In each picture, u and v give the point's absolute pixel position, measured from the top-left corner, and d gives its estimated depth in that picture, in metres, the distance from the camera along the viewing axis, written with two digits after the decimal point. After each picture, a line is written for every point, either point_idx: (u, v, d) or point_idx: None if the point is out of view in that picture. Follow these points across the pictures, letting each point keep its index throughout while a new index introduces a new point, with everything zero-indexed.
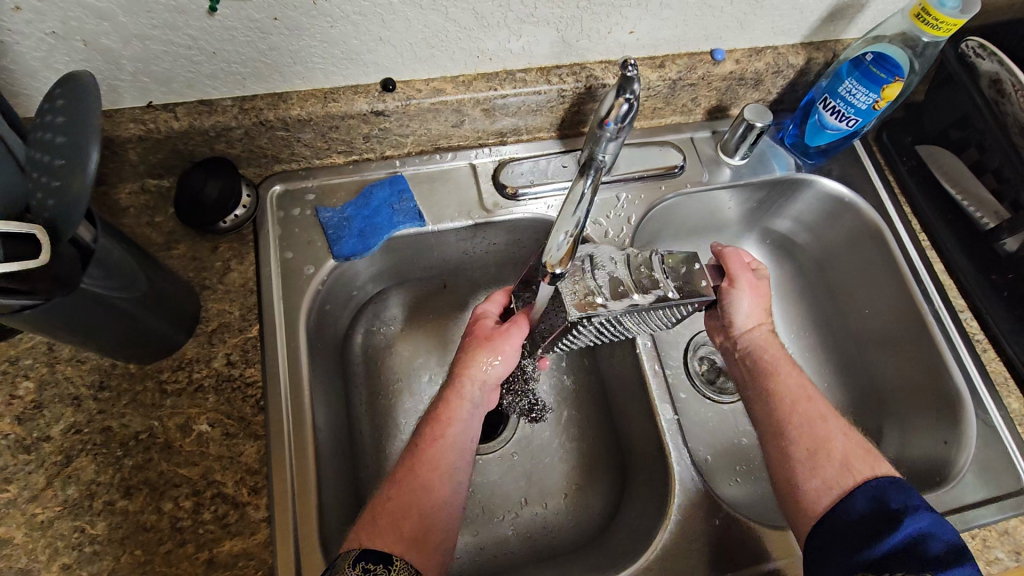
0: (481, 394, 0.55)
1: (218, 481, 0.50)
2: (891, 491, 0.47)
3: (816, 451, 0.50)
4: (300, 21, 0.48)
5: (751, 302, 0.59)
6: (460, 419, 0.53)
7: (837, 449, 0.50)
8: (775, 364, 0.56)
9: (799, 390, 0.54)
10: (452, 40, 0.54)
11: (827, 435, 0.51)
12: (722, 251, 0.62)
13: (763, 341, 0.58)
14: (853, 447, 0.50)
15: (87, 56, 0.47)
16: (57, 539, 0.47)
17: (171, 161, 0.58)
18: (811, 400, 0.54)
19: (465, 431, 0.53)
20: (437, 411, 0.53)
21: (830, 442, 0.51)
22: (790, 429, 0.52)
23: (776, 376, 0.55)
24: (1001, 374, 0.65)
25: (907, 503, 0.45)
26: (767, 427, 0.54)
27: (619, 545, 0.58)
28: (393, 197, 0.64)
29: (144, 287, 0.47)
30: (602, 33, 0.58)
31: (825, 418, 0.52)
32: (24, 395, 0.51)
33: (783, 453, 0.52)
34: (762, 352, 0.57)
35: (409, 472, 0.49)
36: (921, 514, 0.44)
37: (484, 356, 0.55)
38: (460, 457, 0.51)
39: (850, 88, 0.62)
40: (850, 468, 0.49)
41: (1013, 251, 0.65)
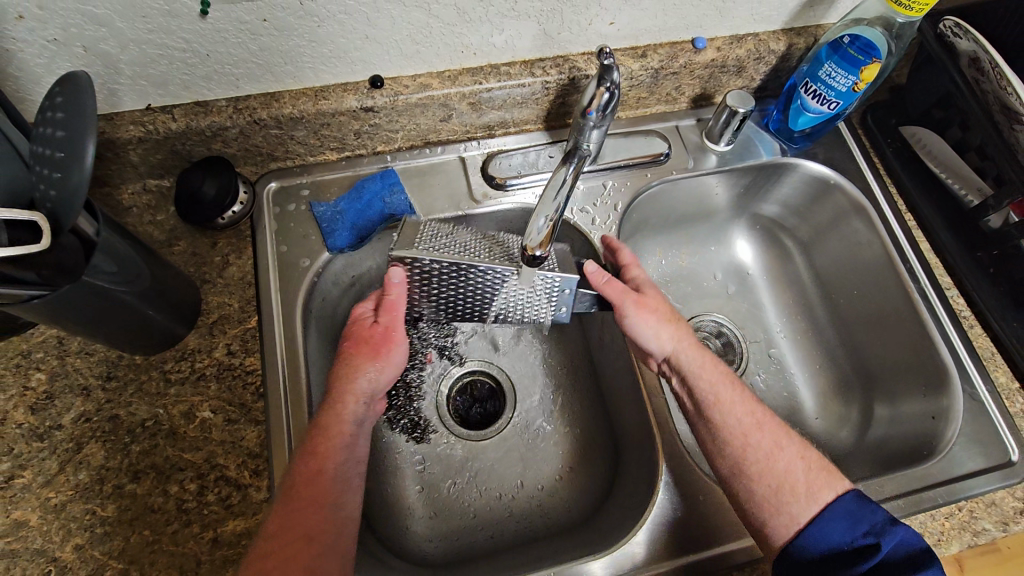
0: (368, 407, 0.55)
1: (221, 465, 0.52)
2: (859, 511, 0.49)
3: (780, 486, 0.51)
4: (289, 22, 0.50)
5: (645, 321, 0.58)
6: (339, 450, 0.51)
7: (799, 481, 0.51)
8: (715, 392, 0.56)
9: (748, 421, 0.54)
10: (436, 36, 0.56)
11: (786, 466, 0.52)
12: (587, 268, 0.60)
13: (677, 360, 0.58)
14: (813, 471, 0.51)
15: (87, 61, 0.49)
16: (70, 521, 0.49)
17: (170, 161, 0.60)
18: (762, 429, 0.54)
19: (348, 458, 0.52)
20: (315, 443, 0.51)
21: (792, 475, 0.51)
22: (750, 466, 0.52)
23: (719, 405, 0.55)
24: (987, 349, 0.66)
25: (876, 523, 0.48)
26: (728, 461, 0.53)
27: (611, 523, 0.60)
28: (384, 190, 0.65)
29: (147, 282, 0.50)
30: (582, 25, 0.59)
31: (779, 446, 0.53)
32: (36, 386, 0.53)
33: (748, 491, 0.52)
34: (696, 377, 0.57)
35: (294, 508, 0.47)
36: (892, 533, 0.47)
37: (369, 363, 0.56)
38: (347, 484, 0.51)
39: (830, 71, 0.63)
40: (812, 496, 0.50)
41: (996, 227, 0.66)
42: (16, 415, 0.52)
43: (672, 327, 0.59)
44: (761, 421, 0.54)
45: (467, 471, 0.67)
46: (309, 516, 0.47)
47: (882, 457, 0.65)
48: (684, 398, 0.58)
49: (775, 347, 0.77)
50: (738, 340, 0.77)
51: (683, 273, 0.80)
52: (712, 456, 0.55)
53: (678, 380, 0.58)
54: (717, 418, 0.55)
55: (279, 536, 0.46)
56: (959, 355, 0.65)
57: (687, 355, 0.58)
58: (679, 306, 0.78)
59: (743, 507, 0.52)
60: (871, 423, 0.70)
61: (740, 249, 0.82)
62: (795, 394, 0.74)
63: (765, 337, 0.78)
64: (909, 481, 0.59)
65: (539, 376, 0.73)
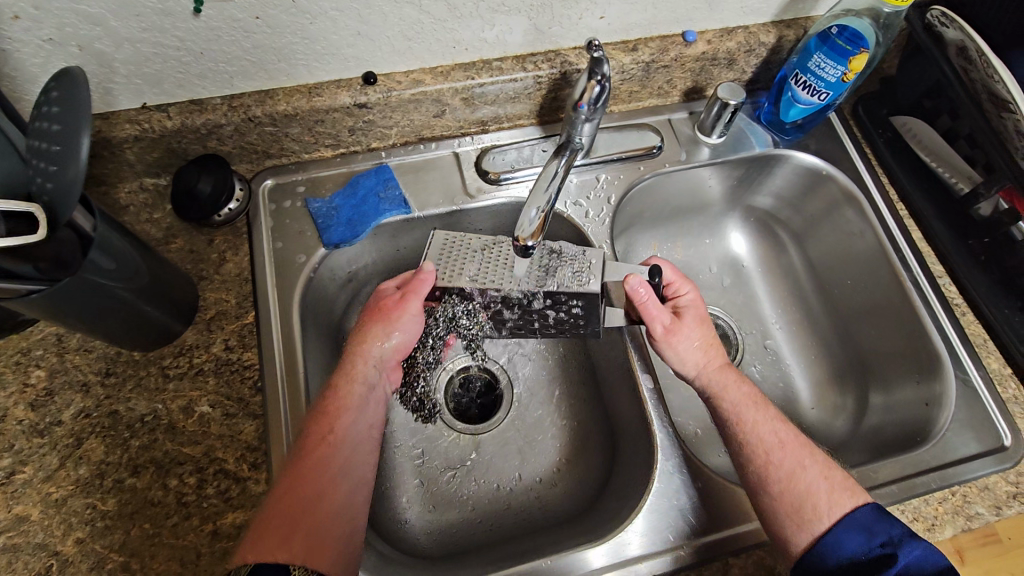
0: (377, 373, 0.57)
1: (220, 458, 0.53)
2: (875, 524, 0.49)
3: (800, 505, 0.50)
4: (281, 19, 0.51)
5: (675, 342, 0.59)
6: (351, 409, 0.54)
7: (818, 498, 0.50)
8: (738, 416, 0.56)
9: (770, 440, 0.53)
10: (428, 31, 0.57)
11: (806, 486, 0.51)
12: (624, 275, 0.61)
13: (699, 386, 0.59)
14: (834, 490, 0.50)
15: (82, 61, 0.50)
16: (71, 516, 0.50)
17: (166, 160, 0.61)
18: (784, 449, 0.53)
19: (354, 422, 0.53)
20: (326, 408, 0.53)
21: (813, 494, 0.50)
22: (772, 486, 0.52)
23: (742, 423, 0.55)
24: (980, 336, 0.66)
25: (892, 536, 0.47)
26: (750, 480, 0.53)
27: (607, 512, 0.60)
28: (379, 186, 0.66)
29: (145, 279, 0.50)
30: (573, 19, 0.60)
31: (802, 466, 0.52)
32: (36, 383, 0.54)
33: (768, 509, 0.51)
34: (720, 396, 0.57)
35: (300, 476, 0.49)
36: (909, 546, 0.47)
37: (381, 330, 0.57)
38: (355, 452, 0.52)
39: (819, 62, 0.63)
40: (831, 512, 0.49)
41: (987, 215, 0.66)
42: (16, 412, 0.53)
43: (700, 353, 0.59)
44: (785, 441, 0.53)
45: (466, 463, 0.68)
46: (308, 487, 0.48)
47: (877, 444, 0.66)
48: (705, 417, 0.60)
49: (771, 338, 0.78)
50: (733, 331, 0.78)
51: (678, 266, 0.81)
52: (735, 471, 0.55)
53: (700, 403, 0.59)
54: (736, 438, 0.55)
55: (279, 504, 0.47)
56: (954, 347, 0.65)
57: (709, 382, 0.58)
58: None
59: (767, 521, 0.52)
60: (866, 411, 0.70)
61: (734, 242, 0.82)
62: (789, 383, 0.75)
63: (760, 327, 0.78)
64: (902, 466, 0.59)
65: (536, 369, 0.74)
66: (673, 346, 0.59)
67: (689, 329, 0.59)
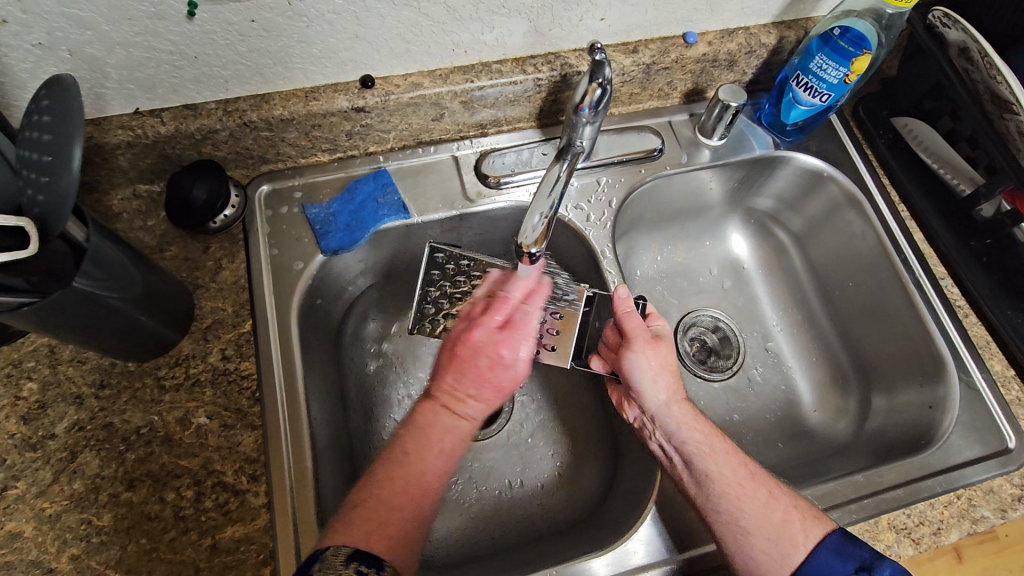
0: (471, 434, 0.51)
1: (218, 471, 0.52)
2: (846, 547, 0.49)
3: (779, 538, 0.49)
4: (277, 22, 0.50)
5: (653, 365, 0.57)
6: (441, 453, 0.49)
7: (792, 529, 0.50)
8: (710, 445, 0.54)
9: (743, 472, 0.52)
10: (426, 34, 0.56)
11: (783, 517, 0.50)
12: (618, 293, 0.61)
13: (668, 411, 0.56)
14: (806, 517, 0.51)
15: (73, 65, 0.49)
16: (65, 532, 0.48)
17: (160, 166, 0.60)
18: (755, 479, 0.52)
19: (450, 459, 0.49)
20: (426, 433, 0.49)
21: (790, 524, 0.50)
22: (746, 519, 0.50)
23: (715, 458, 0.53)
24: (983, 338, 0.66)
25: (864, 559, 0.47)
26: (722, 513, 0.51)
27: (611, 520, 0.60)
28: (377, 191, 0.65)
29: (139, 289, 0.49)
30: (573, 21, 0.59)
31: (775, 496, 0.51)
32: (28, 396, 0.53)
33: (744, 546, 0.50)
34: (692, 431, 0.55)
35: (392, 478, 0.47)
36: (881, 567, 0.46)
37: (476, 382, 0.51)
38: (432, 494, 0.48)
39: (821, 64, 0.63)
40: (805, 541, 0.49)
41: (988, 216, 0.67)
42: (8, 426, 0.52)
43: (672, 378, 0.57)
44: (757, 473, 0.53)
45: (468, 470, 0.67)
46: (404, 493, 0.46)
47: (880, 448, 0.65)
48: (669, 452, 0.56)
49: (773, 341, 0.77)
50: (735, 333, 0.78)
51: (679, 268, 0.80)
52: (705, 507, 0.52)
53: (663, 434, 0.56)
54: (705, 467, 0.53)
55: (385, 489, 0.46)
56: (959, 354, 0.64)
57: (682, 409, 0.56)
58: (676, 301, 0.79)
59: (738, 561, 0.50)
60: (869, 414, 0.70)
61: (735, 244, 0.82)
62: (791, 386, 0.75)
63: (762, 329, 0.78)
64: (907, 470, 0.59)
65: (537, 374, 0.73)
66: (649, 361, 0.57)
67: (670, 351, 0.59)
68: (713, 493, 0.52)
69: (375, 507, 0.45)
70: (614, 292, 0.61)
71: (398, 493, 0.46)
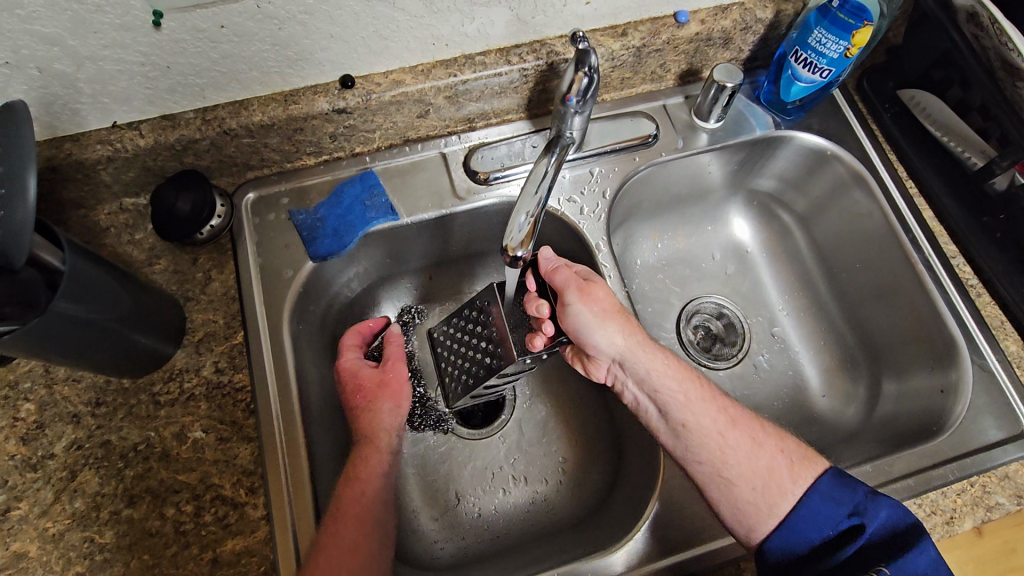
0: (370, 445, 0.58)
1: (216, 484, 0.52)
2: (840, 494, 0.50)
3: (767, 488, 0.52)
4: (247, 26, 0.48)
5: (597, 314, 0.56)
6: (378, 474, 0.54)
7: (781, 474, 0.52)
8: (684, 393, 0.55)
9: (722, 421, 0.54)
10: (404, 29, 0.54)
11: (769, 464, 0.52)
12: (542, 258, 0.59)
13: (631, 359, 0.56)
14: (794, 464, 0.53)
15: (44, 82, 0.48)
16: (69, 550, 0.49)
17: (143, 179, 0.59)
18: (737, 426, 0.54)
19: (384, 486, 0.54)
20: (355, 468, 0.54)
21: (776, 472, 0.52)
22: (729, 470, 0.52)
23: (692, 407, 0.55)
24: (996, 317, 0.63)
25: (858, 503, 0.49)
26: (705, 465, 0.53)
27: (615, 518, 0.59)
28: (364, 193, 0.64)
29: (127, 306, 0.49)
30: (557, 6, 0.57)
31: (759, 444, 0.54)
32: (26, 417, 0.53)
33: (732, 499, 0.51)
34: (663, 378, 0.56)
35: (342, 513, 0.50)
36: (875, 509, 0.49)
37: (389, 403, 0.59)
38: (384, 510, 0.53)
39: (820, 38, 0.60)
40: (795, 488, 0.51)
41: (1002, 189, 0.63)
42: (8, 447, 0.52)
43: (619, 319, 0.56)
44: (736, 420, 0.55)
45: (470, 470, 0.67)
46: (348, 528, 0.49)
47: (890, 434, 0.64)
48: (643, 401, 0.57)
49: (778, 325, 0.75)
50: (740, 320, 0.76)
51: (680, 255, 0.78)
52: (685, 461, 0.54)
53: (635, 383, 0.57)
54: (682, 418, 0.54)
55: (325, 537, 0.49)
56: (955, 306, 0.64)
57: (643, 353, 0.56)
58: (676, 289, 0.77)
59: (728, 515, 0.51)
60: (878, 399, 0.68)
61: (738, 228, 0.79)
62: (799, 371, 0.73)
63: (767, 314, 0.76)
64: (919, 458, 0.57)
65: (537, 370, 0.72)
66: (587, 312, 0.56)
67: (605, 291, 0.57)
68: (693, 443, 0.54)
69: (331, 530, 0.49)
70: (538, 255, 0.59)
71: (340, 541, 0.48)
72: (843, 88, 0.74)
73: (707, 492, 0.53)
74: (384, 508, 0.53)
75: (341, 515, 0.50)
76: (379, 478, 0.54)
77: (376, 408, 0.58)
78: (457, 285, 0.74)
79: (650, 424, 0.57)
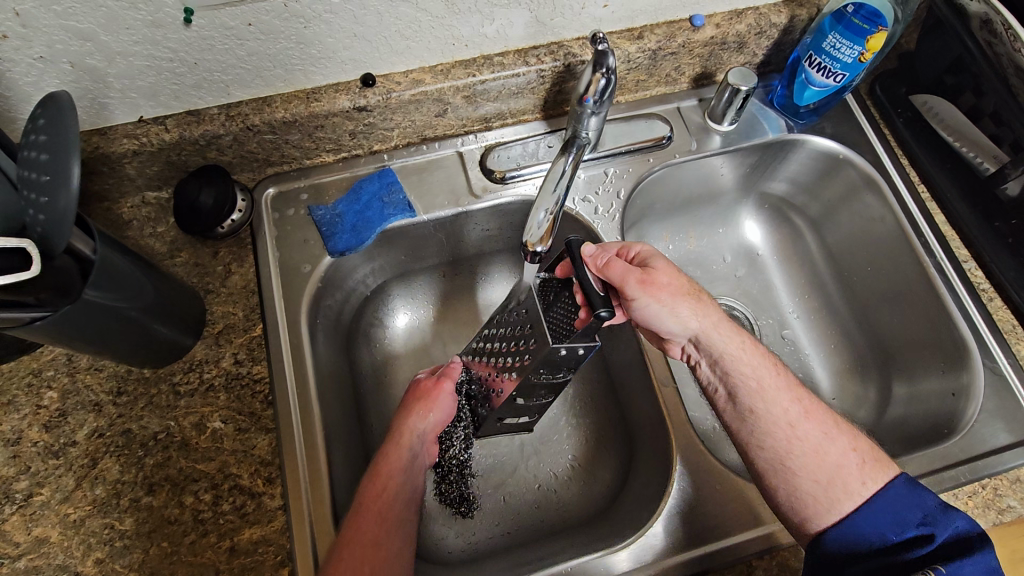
0: (420, 445, 0.58)
1: (234, 474, 0.53)
2: (910, 499, 0.50)
3: (832, 484, 0.52)
4: (274, 25, 0.49)
5: (667, 303, 0.55)
6: (401, 470, 0.55)
7: (850, 472, 0.52)
8: (758, 379, 0.56)
9: (794, 412, 0.54)
10: (425, 29, 0.55)
11: (838, 461, 0.52)
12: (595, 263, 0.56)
13: (707, 341, 0.56)
14: (865, 463, 0.52)
15: (75, 77, 0.49)
16: (89, 536, 0.50)
17: (167, 173, 0.60)
18: (811, 419, 0.54)
19: (407, 482, 0.55)
20: (379, 465, 0.55)
21: (844, 470, 0.52)
22: (795, 462, 0.53)
23: (766, 398, 0.55)
24: (1008, 322, 0.64)
25: (928, 513, 0.49)
26: (767, 452, 0.54)
27: (626, 516, 0.59)
28: (382, 190, 0.65)
29: (151, 297, 0.50)
30: (575, 9, 0.58)
31: (831, 439, 0.54)
32: (49, 404, 0.54)
33: (791, 487, 0.52)
34: (738, 362, 0.56)
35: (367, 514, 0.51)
36: (947, 521, 0.48)
37: (418, 412, 0.58)
38: (405, 508, 0.53)
39: (834, 42, 0.61)
40: (863, 489, 0.51)
41: (1014, 195, 0.64)
42: (30, 434, 0.53)
43: (691, 298, 0.56)
44: (809, 411, 0.55)
45: (482, 466, 0.67)
46: (366, 526, 0.50)
47: (901, 437, 0.64)
48: (716, 384, 0.58)
49: (789, 328, 0.76)
50: (750, 322, 0.76)
51: (692, 257, 0.79)
52: (749, 445, 0.55)
53: (709, 362, 0.58)
54: (751, 404, 0.55)
55: (344, 539, 0.49)
56: (967, 310, 0.64)
57: (718, 335, 0.56)
58: None
59: (782, 501, 0.52)
60: (889, 403, 0.68)
61: (749, 230, 0.80)
62: (810, 374, 0.73)
63: (778, 317, 0.76)
64: (931, 460, 0.58)
65: None
66: (655, 302, 0.55)
67: (667, 276, 0.56)
68: (758, 428, 0.55)
69: (368, 535, 0.49)
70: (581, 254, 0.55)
71: (355, 554, 0.48)
72: (857, 91, 0.75)
73: (766, 479, 0.53)
74: (406, 506, 0.54)
75: (364, 523, 0.50)
76: (402, 474, 0.55)
77: (408, 410, 0.59)
78: (471, 283, 0.75)
79: (720, 406, 0.58)
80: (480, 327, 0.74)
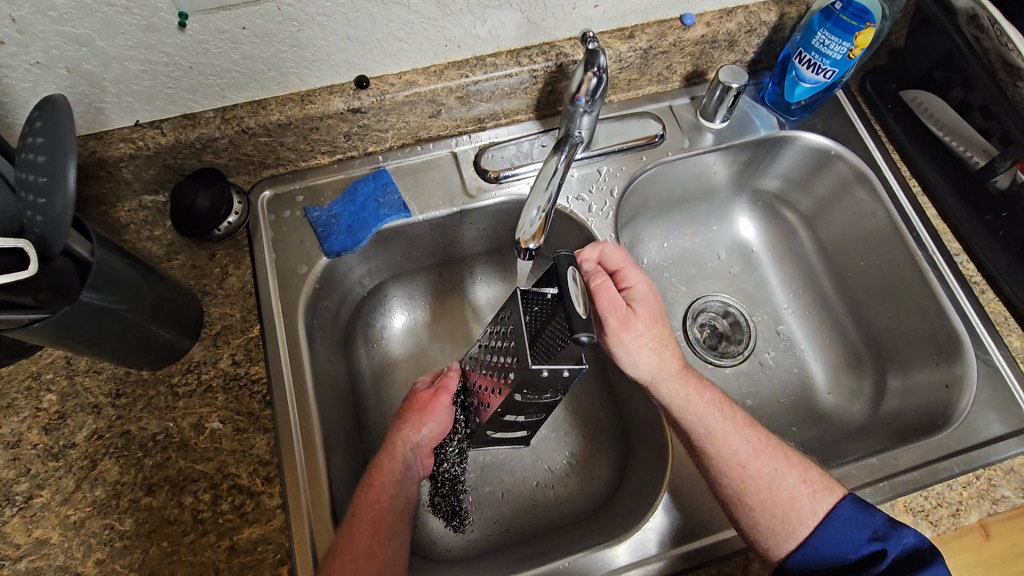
0: (414, 456, 0.58)
1: (233, 473, 0.53)
2: (860, 517, 0.51)
3: (784, 516, 0.52)
4: (268, 28, 0.50)
5: (629, 348, 0.57)
6: (394, 481, 0.55)
7: (798, 500, 0.52)
8: (706, 427, 0.56)
9: (744, 451, 0.55)
10: (418, 31, 0.55)
11: (789, 495, 0.53)
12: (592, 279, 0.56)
13: (657, 387, 0.57)
14: (814, 492, 0.52)
15: (71, 82, 0.49)
16: (89, 537, 0.50)
17: (163, 176, 0.61)
18: (760, 456, 0.55)
19: (402, 491, 0.55)
20: (372, 476, 0.55)
21: (795, 503, 0.52)
22: (751, 496, 0.53)
23: (715, 441, 0.55)
24: (1000, 313, 0.64)
25: (879, 530, 0.50)
26: (726, 487, 0.54)
27: (623, 511, 0.60)
28: (377, 191, 0.66)
29: (148, 299, 0.50)
30: (566, 9, 0.58)
31: (779, 471, 0.54)
32: (48, 407, 0.54)
33: (750, 519, 0.52)
34: (683, 411, 0.56)
35: (364, 526, 0.51)
36: (897, 536, 0.49)
37: (415, 423, 0.58)
38: (399, 516, 0.54)
39: (823, 39, 0.61)
40: (815, 515, 0.51)
41: (1004, 188, 0.64)
42: (30, 436, 0.53)
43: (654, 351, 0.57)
44: (760, 449, 0.55)
45: (480, 465, 0.67)
46: (365, 536, 0.50)
47: (895, 429, 0.64)
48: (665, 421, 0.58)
49: (783, 324, 0.76)
50: (745, 318, 0.77)
51: (687, 255, 0.79)
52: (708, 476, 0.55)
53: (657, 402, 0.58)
54: (703, 444, 0.55)
55: (339, 548, 0.49)
56: (960, 304, 0.64)
57: (670, 385, 0.57)
58: (683, 287, 0.78)
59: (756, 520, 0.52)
60: (884, 397, 0.69)
61: (743, 227, 0.80)
62: (805, 369, 0.73)
63: (773, 313, 0.77)
64: (926, 451, 0.58)
65: None
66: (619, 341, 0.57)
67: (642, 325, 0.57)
68: (714, 468, 0.55)
69: (364, 544, 0.49)
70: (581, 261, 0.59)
71: (350, 562, 0.48)
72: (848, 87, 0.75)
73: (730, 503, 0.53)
74: (400, 518, 0.54)
75: (359, 532, 0.50)
76: (395, 485, 0.55)
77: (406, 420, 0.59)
78: (468, 283, 0.76)
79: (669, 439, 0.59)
80: (477, 324, 0.74)
